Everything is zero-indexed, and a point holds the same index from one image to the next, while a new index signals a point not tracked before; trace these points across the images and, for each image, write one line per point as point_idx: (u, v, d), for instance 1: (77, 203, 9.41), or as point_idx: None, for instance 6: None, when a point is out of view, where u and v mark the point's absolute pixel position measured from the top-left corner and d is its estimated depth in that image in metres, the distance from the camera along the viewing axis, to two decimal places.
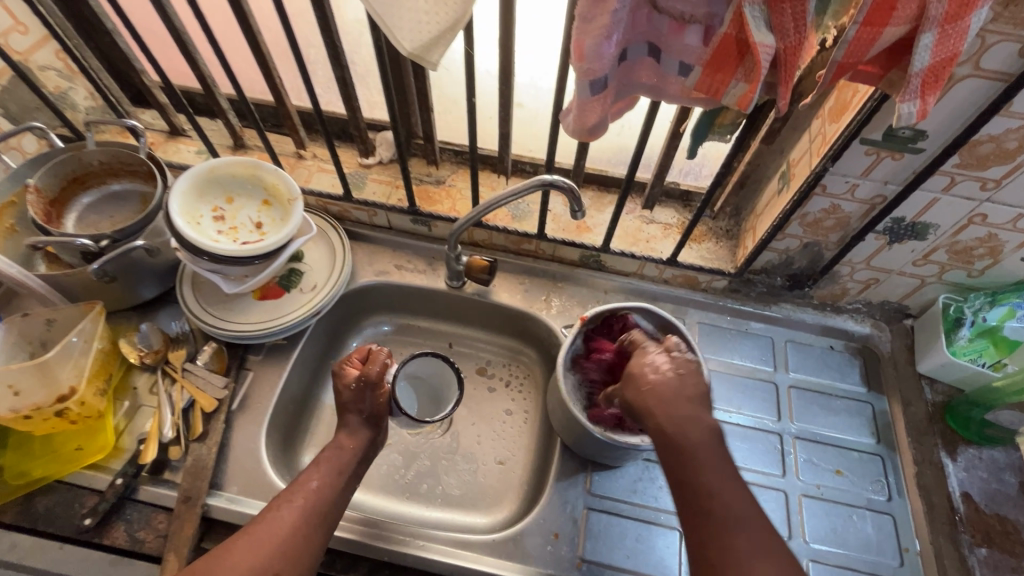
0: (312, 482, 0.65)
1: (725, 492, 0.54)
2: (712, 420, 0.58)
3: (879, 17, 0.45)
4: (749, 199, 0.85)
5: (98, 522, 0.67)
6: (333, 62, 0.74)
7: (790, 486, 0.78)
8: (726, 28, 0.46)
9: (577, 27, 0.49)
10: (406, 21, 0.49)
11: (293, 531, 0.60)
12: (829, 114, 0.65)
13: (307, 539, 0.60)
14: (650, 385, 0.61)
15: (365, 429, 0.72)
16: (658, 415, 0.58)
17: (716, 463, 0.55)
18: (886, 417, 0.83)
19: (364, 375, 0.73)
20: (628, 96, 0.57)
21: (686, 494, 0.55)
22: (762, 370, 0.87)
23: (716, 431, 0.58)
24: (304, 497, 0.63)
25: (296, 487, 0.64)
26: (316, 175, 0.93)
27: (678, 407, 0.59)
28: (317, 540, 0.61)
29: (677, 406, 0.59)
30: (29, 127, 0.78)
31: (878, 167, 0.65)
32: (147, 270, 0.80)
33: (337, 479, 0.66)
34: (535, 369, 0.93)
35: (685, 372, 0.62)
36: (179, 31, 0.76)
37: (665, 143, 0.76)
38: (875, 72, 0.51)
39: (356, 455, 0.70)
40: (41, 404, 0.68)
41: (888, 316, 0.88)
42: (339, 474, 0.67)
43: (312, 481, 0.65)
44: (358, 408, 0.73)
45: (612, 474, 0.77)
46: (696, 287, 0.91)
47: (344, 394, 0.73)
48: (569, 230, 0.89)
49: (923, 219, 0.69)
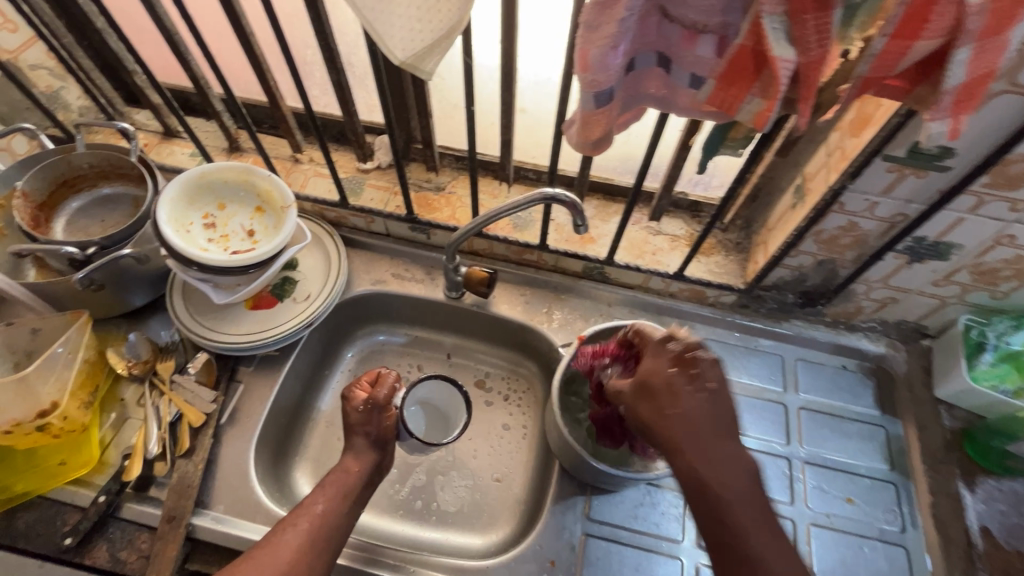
0: (318, 507, 0.62)
1: (764, 541, 0.49)
2: (747, 456, 0.52)
3: (908, 30, 0.41)
4: (762, 211, 0.81)
5: (79, 541, 0.66)
6: (328, 65, 0.71)
7: (798, 514, 0.75)
8: (742, 40, 0.43)
9: (582, 35, 0.45)
10: (398, 28, 0.45)
11: (295, 559, 0.58)
12: (850, 127, 0.61)
13: (310, 567, 0.58)
14: (676, 411, 0.52)
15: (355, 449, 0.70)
16: (688, 451, 0.50)
17: (752, 508, 0.50)
18: (901, 443, 0.80)
19: (370, 397, 0.71)
20: (635, 107, 0.54)
21: (713, 533, 0.50)
22: (771, 390, 0.83)
23: (751, 468, 0.51)
24: (309, 521, 0.61)
25: (300, 511, 0.62)
26: (312, 179, 0.90)
27: (712, 440, 0.51)
28: (320, 567, 0.59)
29: (713, 440, 0.51)
30: (17, 128, 0.76)
31: (901, 184, 0.61)
32: (134, 278, 0.78)
33: (343, 504, 0.64)
34: (535, 383, 0.90)
35: (715, 387, 0.53)
36: (169, 30, 0.73)
37: (675, 154, 0.73)
38: (903, 86, 0.48)
39: (362, 479, 0.67)
40: (20, 420, 0.65)
41: (904, 336, 0.84)
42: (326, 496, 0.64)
43: (317, 504, 0.63)
44: (365, 430, 0.70)
45: (612, 497, 0.75)
46: (704, 301, 0.88)
47: (350, 418, 0.70)
48: (572, 241, 0.86)
49: (947, 239, 0.65)
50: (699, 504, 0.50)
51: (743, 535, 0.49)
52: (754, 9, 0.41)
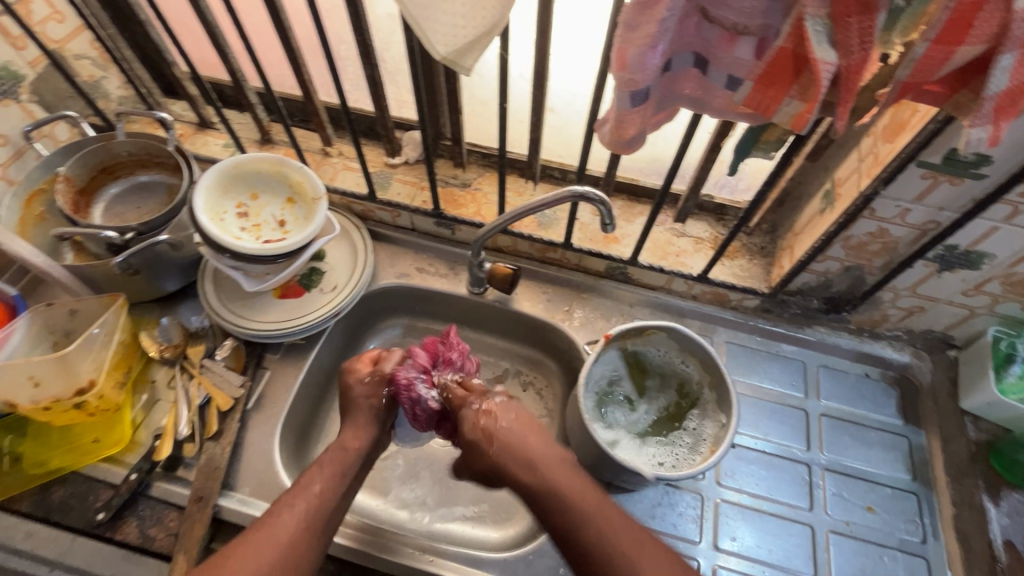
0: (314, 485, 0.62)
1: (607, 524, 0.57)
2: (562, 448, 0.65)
3: (953, 35, 0.41)
4: (789, 216, 0.81)
5: (111, 517, 0.68)
6: (364, 60, 0.72)
7: (818, 521, 0.74)
8: (783, 42, 0.43)
9: (621, 35, 0.46)
10: (441, 24, 0.46)
11: (292, 539, 0.57)
12: (883, 132, 0.61)
13: (308, 549, 0.58)
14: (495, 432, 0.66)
15: (370, 424, 0.70)
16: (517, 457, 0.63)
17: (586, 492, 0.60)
18: (924, 454, 0.79)
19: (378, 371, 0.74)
20: (668, 107, 0.54)
21: (562, 532, 0.59)
22: (792, 396, 0.83)
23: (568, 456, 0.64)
24: (306, 502, 0.60)
25: (296, 492, 0.61)
26: (341, 173, 0.91)
27: (532, 441, 0.65)
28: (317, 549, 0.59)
29: (530, 445, 0.64)
30: (61, 115, 0.79)
31: (934, 192, 0.61)
32: (169, 264, 0.80)
33: (339, 482, 0.64)
34: (555, 381, 0.91)
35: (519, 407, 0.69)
36: (211, 24, 0.75)
37: (704, 156, 0.73)
38: (942, 92, 0.48)
39: (361, 456, 0.67)
40: (59, 397, 0.68)
41: (930, 346, 0.83)
42: (336, 471, 0.64)
43: (314, 485, 0.62)
44: (369, 401, 0.72)
45: (630, 496, 0.75)
46: (726, 304, 0.88)
47: (354, 388, 0.73)
48: (596, 240, 0.86)
49: (979, 248, 0.65)
50: (544, 505, 0.60)
51: (584, 519, 0.58)
52: (797, 12, 0.42)
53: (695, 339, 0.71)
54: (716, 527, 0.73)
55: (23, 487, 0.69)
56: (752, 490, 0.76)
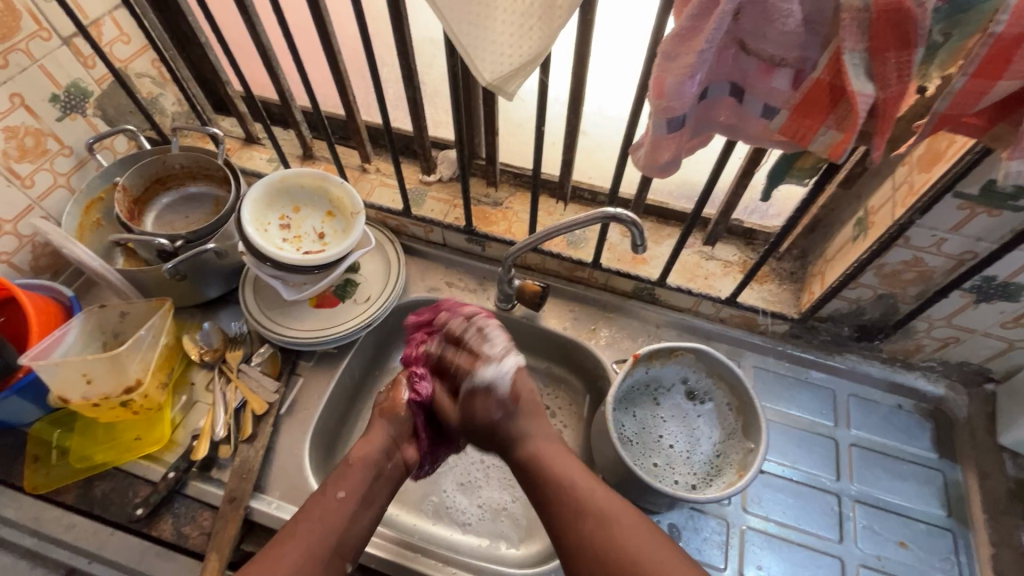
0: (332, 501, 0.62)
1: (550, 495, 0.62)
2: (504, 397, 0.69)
3: (991, 70, 0.42)
4: (820, 242, 0.81)
5: (149, 513, 0.69)
6: (406, 82, 0.76)
7: (847, 554, 0.73)
8: (820, 74, 0.45)
9: (659, 64, 0.48)
10: (489, 53, 0.49)
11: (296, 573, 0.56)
12: (919, 162, 0.61)
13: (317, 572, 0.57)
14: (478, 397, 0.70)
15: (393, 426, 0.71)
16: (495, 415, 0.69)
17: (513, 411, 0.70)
18: (959, 489, 0.77)
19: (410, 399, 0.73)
20: (704, 134, 0.55)
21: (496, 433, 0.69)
22: (821, 424, 0.82)
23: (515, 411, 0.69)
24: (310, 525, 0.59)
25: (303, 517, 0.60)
26: (378, 189, 0.95)
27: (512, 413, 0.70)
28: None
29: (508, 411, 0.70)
30: (122, 129, 0.84)
31: (971, 223, 0.61)
32: (213, 271, 0.84)
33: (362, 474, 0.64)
34: (580, 400, 0.91)
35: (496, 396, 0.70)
36: (265, 46, 0.80)
37: (735, 181, 0.74)
38: (981, 124, 0.48)
39: (395, 461, 0.69)
40: (109, 394, 0.71)
41: (966, 378, 0.81)
42: (369, 502, 0.64)
43: (338, 491, 0.62)
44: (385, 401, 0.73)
45: (654, 516, 0.74)
46: (755, 329, 0.87)
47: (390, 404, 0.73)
48: (624, 260, 0.88)
49: (1018, 280, 0.64)
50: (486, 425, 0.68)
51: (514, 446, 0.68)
52: (836, 45, 0.43)
53: (698, 347, 0.72)
54: (743, 556, 0.72)
55: (69, 480, 0.72)
56: (778, 518, 0.75)
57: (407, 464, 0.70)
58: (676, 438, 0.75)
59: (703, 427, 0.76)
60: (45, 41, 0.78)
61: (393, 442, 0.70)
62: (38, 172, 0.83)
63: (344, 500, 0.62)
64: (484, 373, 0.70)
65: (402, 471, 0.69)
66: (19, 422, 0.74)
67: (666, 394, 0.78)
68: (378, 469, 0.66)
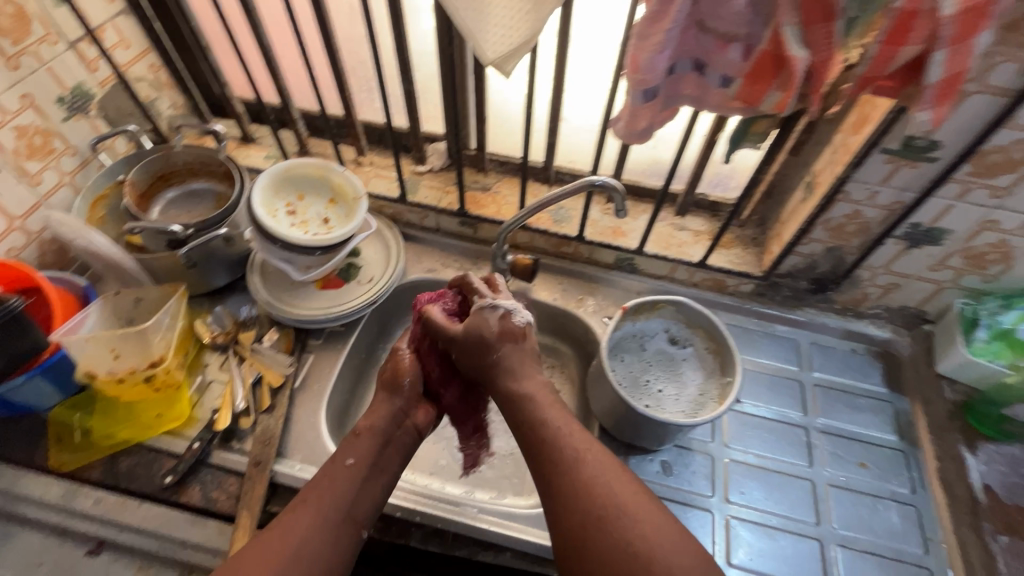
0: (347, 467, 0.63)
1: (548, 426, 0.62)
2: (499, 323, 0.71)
3: (896, 37, 0.52)
4: (775, 208, 0.92)
5: (177, 480, 0.73)
6: (401, 76, 0.83)
7: (817, 476, 0.82)
8: (765, 46, 0.55)
9: (634, 43, 0.56)
10: (490, 34, 0.57)
11: (305, 539, 0.56)
12: (851, 127, 0.72)
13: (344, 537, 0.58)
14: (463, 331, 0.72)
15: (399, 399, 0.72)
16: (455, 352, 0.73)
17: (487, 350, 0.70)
18: (908, 416, 0.88)
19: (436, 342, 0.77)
20: (674, 105, 0.65)
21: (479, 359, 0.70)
22: (786, 369, 0.92)
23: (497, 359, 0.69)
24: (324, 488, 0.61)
25: (309, 494, 0.60)
26: (374, 179, 1.01)
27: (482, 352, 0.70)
28: (348, 539, 0.59)
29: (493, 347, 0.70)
30: (125, 130, 0.88)
31: (897, 175, 0.72)
32: (220, 260, 0.88)
33: (372, 456, 0.65)
34: (570, 366, 0.99)
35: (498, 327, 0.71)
36: (267, 47, 0.86)
37: (700, 155, 0.85)
38: (894, 86, 0.59)
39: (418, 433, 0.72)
40: (135, 368, 0.75)
41: (907, 322, 0.92)
42: (379, 469, 0.65)
43: (348, 458, 0.64)
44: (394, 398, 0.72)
45: (647, 456, 0.82)
46: (725, 290, 0.98)
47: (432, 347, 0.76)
48: (605, 234, 0.96)
49: (939, 224, 0.75)
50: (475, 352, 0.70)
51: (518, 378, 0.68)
52: (776, 22, 0.53)
53: (679, 300, 0.82)
54: (728, 483, 0.81)
55: (93, 457, 0.75)
56: (755, 450, 0.84)
57: (419, 430, 0.72)
58: (664, 381, 0.83)
59: (688, 373, 0.83)
60: (52, 45, 0.82)
61: (408, 405, 0.72)
62: (45, 171, 0.86)
63: (354, 466, 0.63)
64: (502, 301, 0.72)
65: (414, 436, 0.71)
66: (39, 406, 0.77)
67: (656, 345, 0.86)
68: (388, 437, 0.68)
